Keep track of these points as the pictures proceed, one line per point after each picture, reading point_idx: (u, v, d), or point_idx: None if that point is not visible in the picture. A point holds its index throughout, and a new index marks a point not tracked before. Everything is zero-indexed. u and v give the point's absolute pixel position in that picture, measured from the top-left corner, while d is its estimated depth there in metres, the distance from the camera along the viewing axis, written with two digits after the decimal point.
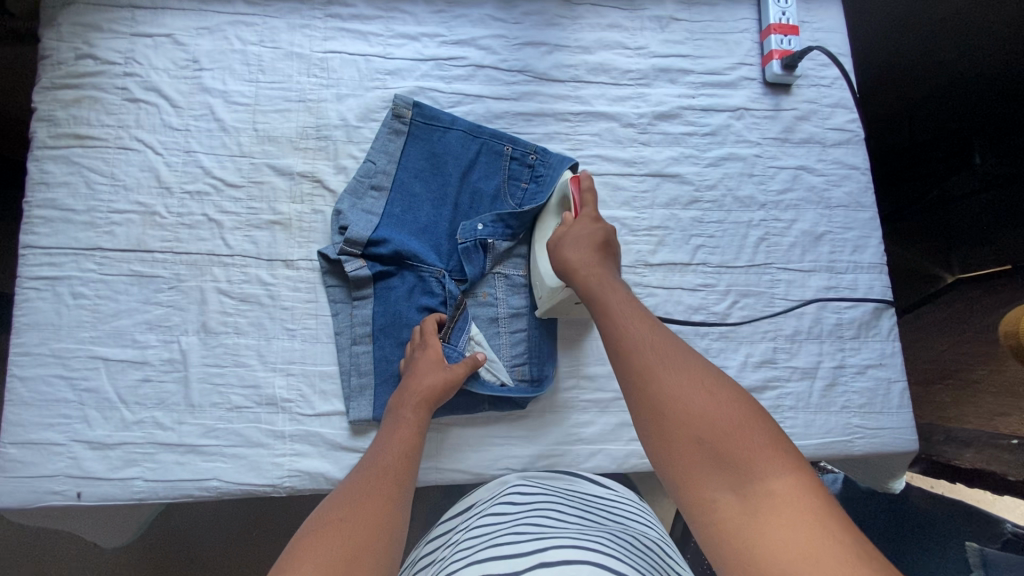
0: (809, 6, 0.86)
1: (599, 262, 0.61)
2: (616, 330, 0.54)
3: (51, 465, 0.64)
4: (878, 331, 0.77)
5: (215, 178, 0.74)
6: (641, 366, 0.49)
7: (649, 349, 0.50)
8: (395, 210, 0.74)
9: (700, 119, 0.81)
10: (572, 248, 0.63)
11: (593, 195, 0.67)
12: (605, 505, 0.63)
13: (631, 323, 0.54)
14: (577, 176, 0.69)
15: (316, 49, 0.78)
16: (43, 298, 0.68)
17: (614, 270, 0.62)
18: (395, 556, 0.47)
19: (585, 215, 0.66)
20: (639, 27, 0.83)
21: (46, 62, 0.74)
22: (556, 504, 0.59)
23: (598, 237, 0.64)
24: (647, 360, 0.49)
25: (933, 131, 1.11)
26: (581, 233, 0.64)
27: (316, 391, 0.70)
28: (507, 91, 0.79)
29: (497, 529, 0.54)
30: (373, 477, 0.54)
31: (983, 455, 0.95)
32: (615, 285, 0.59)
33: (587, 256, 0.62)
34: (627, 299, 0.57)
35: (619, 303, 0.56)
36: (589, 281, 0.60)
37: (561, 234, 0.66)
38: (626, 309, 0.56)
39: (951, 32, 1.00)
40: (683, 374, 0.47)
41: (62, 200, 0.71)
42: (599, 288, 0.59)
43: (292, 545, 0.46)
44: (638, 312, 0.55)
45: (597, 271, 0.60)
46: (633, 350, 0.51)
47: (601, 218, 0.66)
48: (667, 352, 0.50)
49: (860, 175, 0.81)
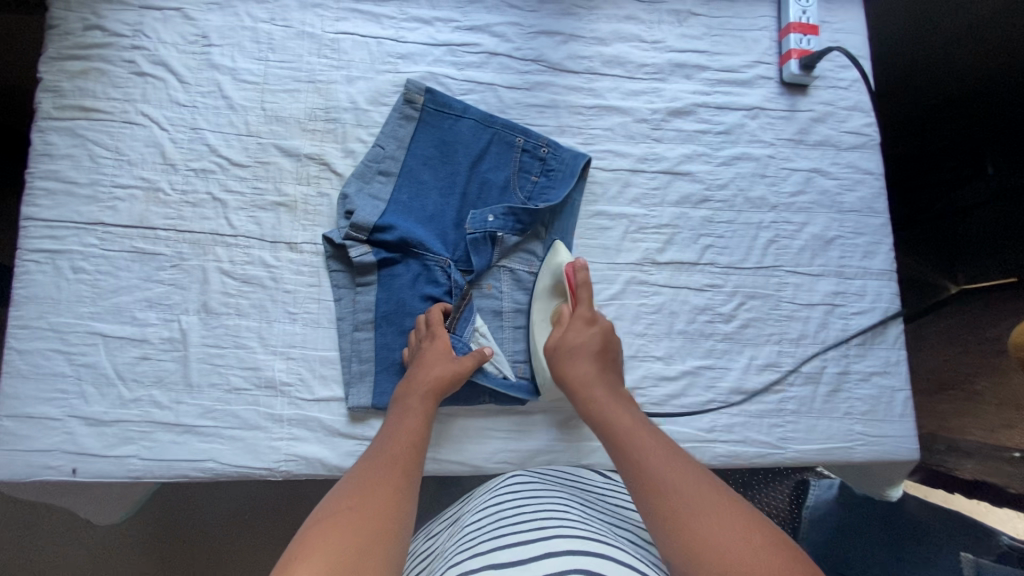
0: (830, 6, 0.84)
1: (604, 385, 0.62)
2: (636, 471, 0.53)
3: (46, 440, 0.64)
4: (884, 338, 0.76)
5: (221, 157, 0.73)
6: (669, 513, 0.48)
7: (674, 493, 0.49)
8: (402, 197, 0.74)
9: (715, 117, 0.80)
10: (572, 362, 0.63)
11: (587, 288, 0.67)
12: (609, 499, 0.63)
13: (648, 456, 0.54)
14: (574, 262, 0.67)
15: (328, 29, 0.77)
16: (43, 271, 0.68)
17: (615, 384, 0.64)
18: (400, 541, 0.47)
19: (580, 316, 0.66)
20: (656, 20, 0.82)
21: (53, 32, 0.72)
22: (561, 496, 0.59)
23: (597, 344, 0.65)
24: (674, 507, 0.48)
25: (943, 141, 1.10)
26: (578, 339, 0.64)
27: (315, 375, 0.69)
28: (519, 80, 0.78)
29: (502, 519, 0.54)
30: (380, 466, 0.54)
31: (985, 466, 0.98)
32: (627, 416, 0.59)
33: (590, 375, 0.63)
34: (639, 428, 0.58)
35: (634, 436, 0.57)
36: (600, 412, 0.61)
37: (557, 340, 0.66)
38: (643, 445, 0.55)
39: (973, 41, 0.99)
40: (713, 517, 0.47)
41: (65, 172, 0.70)
42: (609, 414, 0.60)
43: (300, 535, 0.46)
44: (651, 442, 0.56)
45: (598, 392, 0.62)
46: (659, 493, 0.50)
47: (596, 316, 0.66)
48: (693, 492, 0.49)
49: (874, 180, 0.80)
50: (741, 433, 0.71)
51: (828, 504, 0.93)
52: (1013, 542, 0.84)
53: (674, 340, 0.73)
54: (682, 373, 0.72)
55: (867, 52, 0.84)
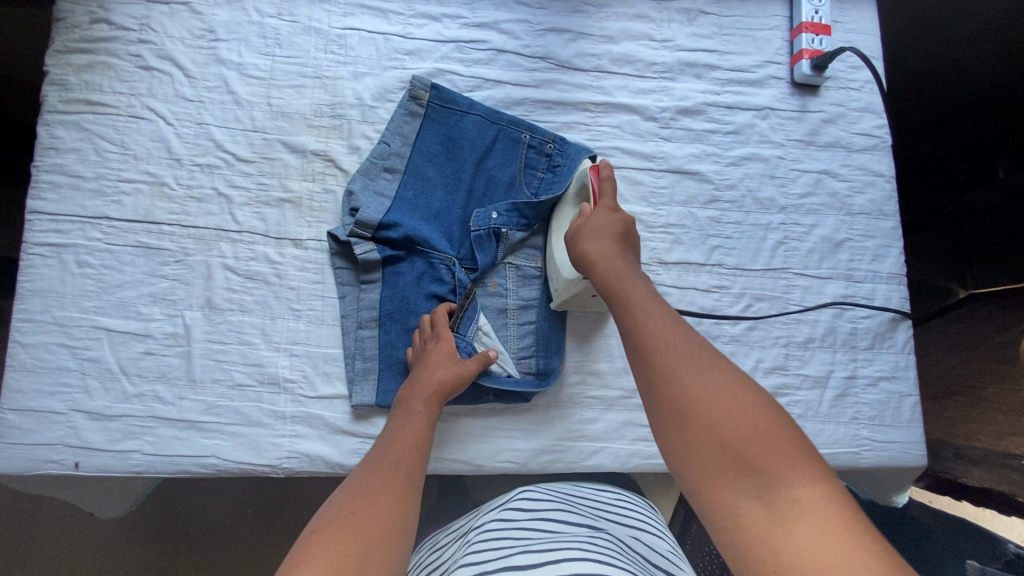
0: (842, 6, 0.83)
1: (620, 257, 0.59)
2: (636, 328, 0.51)
3: (50, 434, 0.64)
4: (893, 342, 0.75)
5: (227, 152, 0.72)
6: (663, 367, 0.47)
7: (673, 351, 0.48)
8: (408, 194, 0.73)
9: (724, 117, 0.79)
10: (591, 241, 0.60)
11: (611, 183, 0.64)
12: (615, 515, 0.63)
13: (652, 321, 0.51)
14: (596, 164, 0.66)
15: (335, 25, 0.76)
16: (48, 265, 0.67)
17: (633, 259, 0.60)
18: (405, 556, 0.47)
19: (603, 205, 0.63)
20: (666, 19, 0.81)
21: (60, 26, 0.72)
22: (568, 516, 0.59)
23: (617, 228, 0.61)
24: (669, 362, 0.47)
25: (953, 143, 1.09)
26: (600, 224, 0.61)
27: (319, 372, 0.69)
28: (527, 78, 0.78)
29: (509, 539, 0.54)
30: (384, 471, 0.54)
31: (992, 474, 0.95)
32: (636, 282, 0.56)
33: (608, 249, 0.59)
34: (650, 295, 0.54)
35: (638, 302, 0.54)
36: (609, 280, 0.57)
37: (579, 225, 0.63)
38: (648, 308, 0.53)
39: (983, 39, 0.97)
40: (707, 376, 0.45)
41: (70, 166, 0.70)
42: (617, 282, 0.56)
43: (299, 543, 0.45)
44: (660, 309, 0.52)
45: (614, 263, 0.58)
46: (656, 347, 0.48)
47: (620, 207, 0.63)
48: (691, 353, 0.47)
49: (884, 183, 0.79)
50: None
51: None
52: (1019, 551, 0.82)
53: None
54: None
55: (879, 52, 0.83)
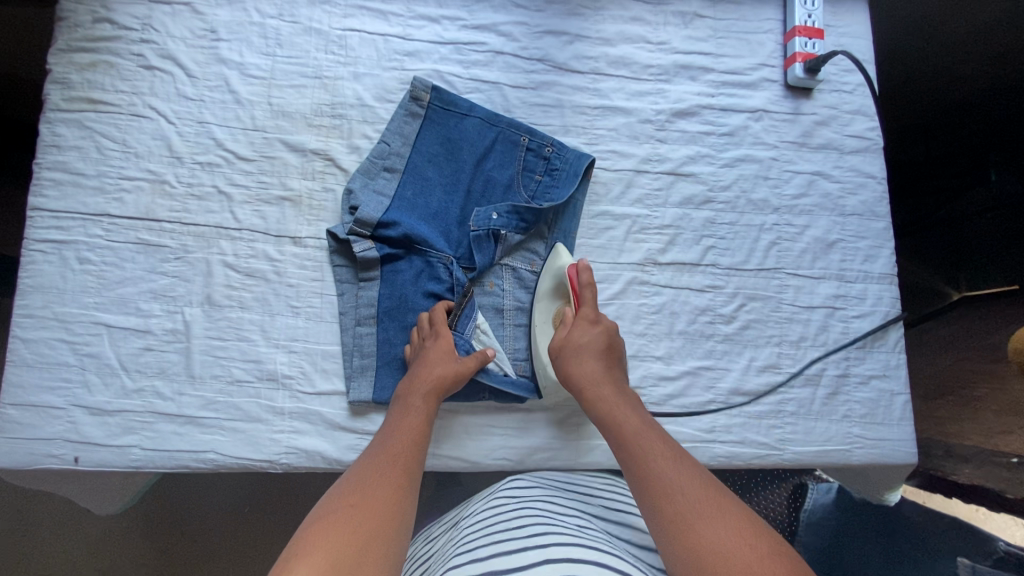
0: (835, 10, 0.84)
1: (610, 380, 0.63)
2: (642, 468, 0.54)
3: (49, 428, 0.64)
4: (884, 341, 0.76)
5: (227, 151, 0.73)
6: (674, 512, 0.49)
7: (680, 494, 0.51)
8: (407, 193, 0.74)
9: (718, 118, 0.80)
10: (577, 359, 0.64)
11: (591, 289, 0.68)
12: (607, 501, 0.64)
13: (654, 461, 0.54)
14: (574, 266, 0.69)
15: (335, 26, 0.77)
16: (49, 261, 0.68)
17: (620, 379, 0.64)
18: (400, 543, 0.48)
19: (584, 316, 0.66)
20: (662, 22, 0.82)
21: (63, 24, 0.73)
22: (559, 504, 0.60)
23: (602, 342, 0.65)
24: (679, 507, 0.49)
25: (945, 148, 1.11)
26: (583, 339, 0.65)
27: (317, 369, 0.70)
28: (525, 80, 0.79)
29: (500, 525, 0.55)
30: (381, 464, 0.54)
31: (982, 471, 0.92)
32: (635, 414, 0.60)
33: (596, 371, 0.63)
34: (645, 430, 0.58)
35: (638, 436, 0.57)
36: (606, 408, 0.61)
37: (563, 339, 0.67)
38: (651, 445, 0.56)
39: (970, 46, 1.00)
40: (716, 519, 0.48)
41: (72, 164, 0.70)
42: (613, 415, 0.60)
43: (298, 533, 0.46)
44: (659, 446, 0.56)
45: (606, 392, 0.62)
46: (664, 492, 0.51)
47: (600, 317, 0.67)
48: (697, 495, 0.50)
49: (876, 185, 0.81)
50: (740, 434, 0.71)
51: (825, 508, 0.96)
52: (1010, 549, 0.80)
53: (674, 340, 0.74)
54: (683, 374, 0.73)
55: (871, 56, 0.85)
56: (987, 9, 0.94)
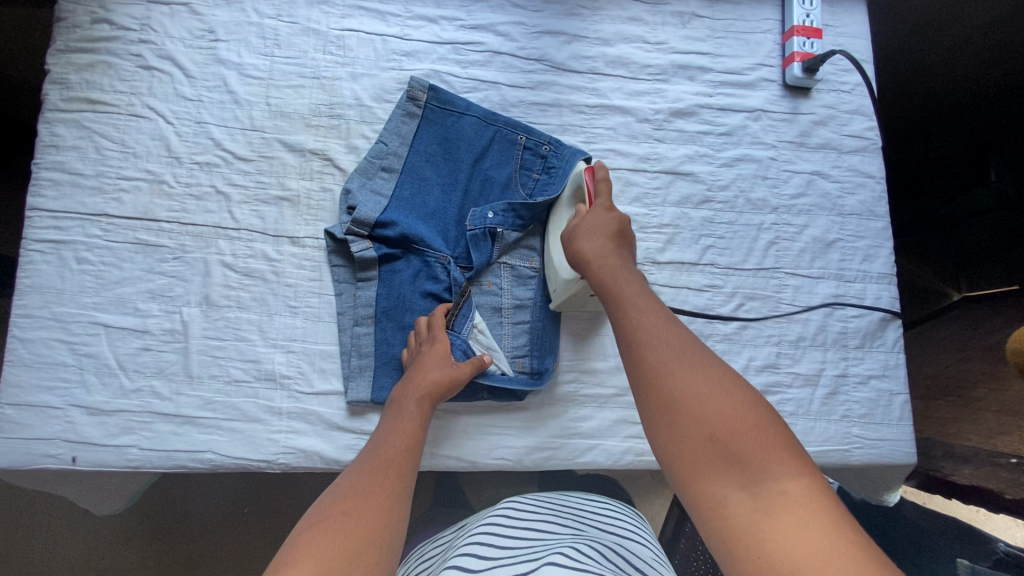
0: (834, 10, 0.84)
1: (615, 255, 0.59)
2: (630, 323, 0.51)
3: (46, 428, 0.64)
4: (883, 341, 0.76)
5: (226, 151, 0.73)
6: (655, 360, 0.47)
7: (664, 346, 0.48)
8: (404, 193, 0.74)
9: (717, 118, 0.80)
10: (587, 239, 0.61)
11: (607, 184, 0.66)
12: (603, 522, 0.64)
13: (647, 317, 0.51)
14: (592, 166, 0.68)
15: (333, 26, 0.78)
16: (47, 261, 0.68)
17: (627, 257, 0.60)
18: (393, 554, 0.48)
19: (598, 205, 0.64)
20: (659, 22, 0.82)
21: (61, 25, 0.73)
22: (555, 527, 0.60)
23: (612, 226, 0.62)
24: (661, 356, 0.47)
25: (941, 149, 1.12)
26: (595, 223, 0.62)
27: (315, 369, 0.70)
28: (523, 79, 0.79)
29: (497, 548, 0.55)
30: (374, 469, 0.54)
31: (982, 472, 0.93)
32: (633, 281, 0.56)
33: (602, 247, 0.60)
34: (644, 294, 0.55)
35: (632, 296, 0.54)
36: (605, 276, 0.58)
37: (575, 224, 0.64)
38: (644, 306, 0.53)
39: (970, 48, 1.00)
40: (697, 370, 0.46)
41: (71, 164, 0.70)
42: (611, 279, 0.57)
43: (290, 540, 0.46)
44: (655, 309, 0.53)
45: (609, 262, 0.59)
46: (648, 343, 0.49)
47: (615, 207, 0.64)
48: (682, 349, 0.48)
49: (875, 184, 0.81)
50: None
51: None
52: (1009, 550, 0.82)
53: None
54: None
55: (870, 55, 0.85)
56: (990, 11, 0.94)
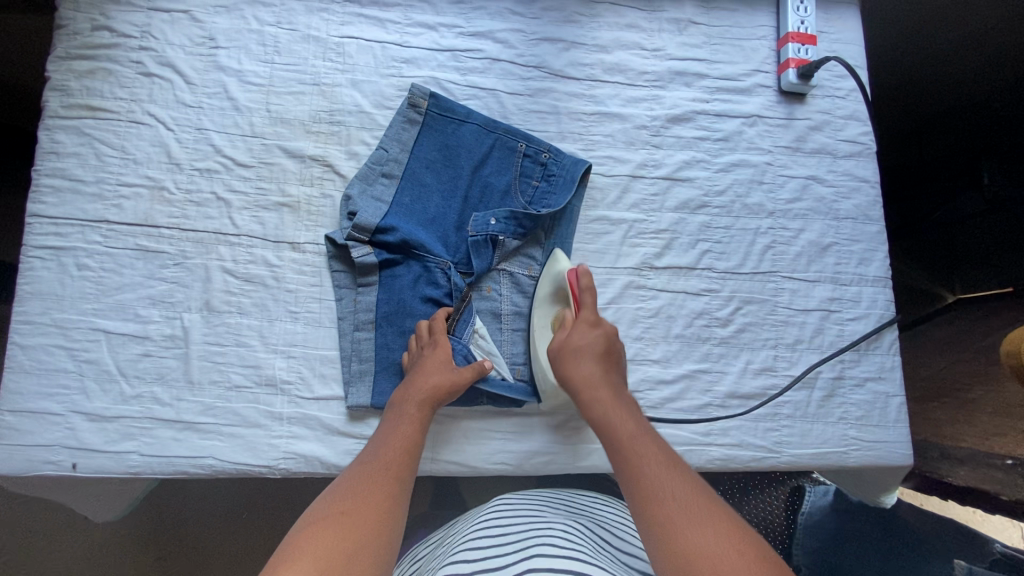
0: (828, 17, 0.85)
1: (608, 385, 0.63)
2: (631, 467, 0.54)
3: (47, 435, 0.64)
4: (879, 344, 0.77)
5: (226, 157, 0.74)
6: (663, 514, 0.49)
7: (666, 492, 0.51)
8: (405, 199, 0.74)
9: (713, 124, 0.81)
10: (575, 362, 0.64)
11: (592, 293, 0.68)
12: (597, 513, 0.66)
13: (648, 463, 0.54)
14: (575, 269, 0.70)
15: (333, 33, 0.78)
16: (47, 267, 0.68)
17: (620, 386, 0.64)
18: (392, 550, 0.49)
19: (584, 318, 0.67)
20: (656, 29, 0.83)
21: (62, 32, 0.73)
22: (549, 518, 0.62)
23: (600, 346, 0.65)
24: (668, 509, 0.49)
25: (938, 152, 1.12)
26: (584, 341, 0.65)
27: (315, 374, 0.70)
28: (522, 86, 0.79)
29: (492, 539, 0.57)
30: (373, 471, 0.55)
31: (978, 473, 0.99)
32: (633, 424, 0.59)
33: (592, 373, 0.63)
34: (643, 434, 0.58)
35: (631, 436, 0.58)
36: (601, 410, 0.61)
37: (563, 339, 0.67)
38: (646, 452, 0.55)
39: (970, 53, 1.00)
40: (704, 522, 0.47)
41: (71, 170, 0.71)
42: (610, 417, 0.60)
43: (287, 540, 0.47)
44: (654, 448, 0.56)
45: (602, 395, 0.62)
46: (654, 495, 0.51)
47: (600, 320, 0.67)
48: (689, 501, 0.50)
49: (869, 189, 0.81)
50: (737, 436, 0.72)
51: (822, 510, 0.94)
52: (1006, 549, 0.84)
53: (671, 344, 0.74)
54: (679, 377, 0.73)
55: (864, 62, 0.86)
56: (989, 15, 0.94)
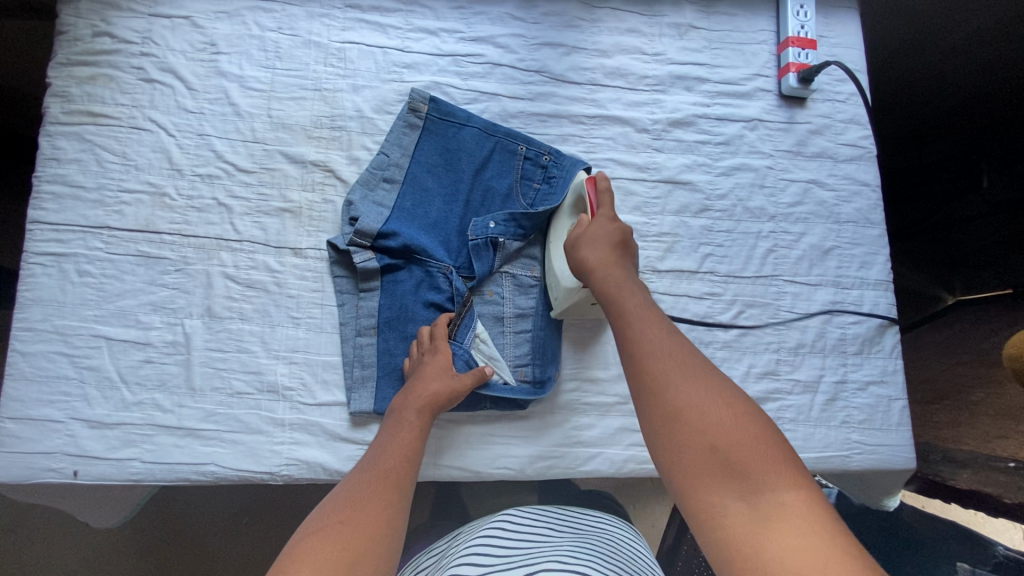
0: (827, 21, 0.86)
1: (616, 263, 0.61)
2: (632, 334, 0.53)
3: (48, 442, 0.64)
4: (881, 347, 0.77)
5: (227, 163, 0.74)
6: (655, 375, 0.49)
7: (664, 357, 0.50)
8: (406, 204, 0.74)
9: (714, 128, 0.81)
10: (589, 248, 0.63)
11: (609, 195, 0.67)
12: (597, 529, 0.66)
13: (650, 331, 0.53)
14: (593, 177, 0.69)
15: (334, 38, 0.78)
16: (48, 274, 0.68)
17: (629, 266, 0.62)
18: (392, 564, 0.49)
19: (601, 215, 0.65)
20: (657, 33, 0.84)
21: (63, 38, 0.73)
22: (550, 535, 0.62)
23: (615, 238, 0.63)
24: (662, 367, 0.49)
25: (938, 154, 1.13)
26: (600, 233, 0.64)
27: (318, 380, 0.70)
28: (523, 91, 0.79)
29: (493, 554, 0.57)
30: (373, 479, 0.55)
31: (980, 476, 0.92)
32: (634, 293, 0.58)
33: (603, 255, 0.62)
34: (646, 305, 0.56)
35: (634, 307, 0.56)
36: (607, 284, 0.60)
37: (579, 233, 0.65)
38: (646, 318, 0.54)
39: (967, 53, 0.99)
40: (695, 382, 0.48)
41: (72, 176, 0.71)
42: (615, 289, 0.59)
43: (288, 549, 0.47)
44: (657, 319, 0.54)
45: (609, 272, 0.60)
46: (649, 356, 0.51)
47: (618, 217, 0.66)
48: (682, 360, 0.50)
49: (870, 192, 0.82)
50: None
51: None
52: (1009, 553, 0.81)
53: None
54: None
55: (863, 65, 0.86)
56: (985, 16, 0.94)
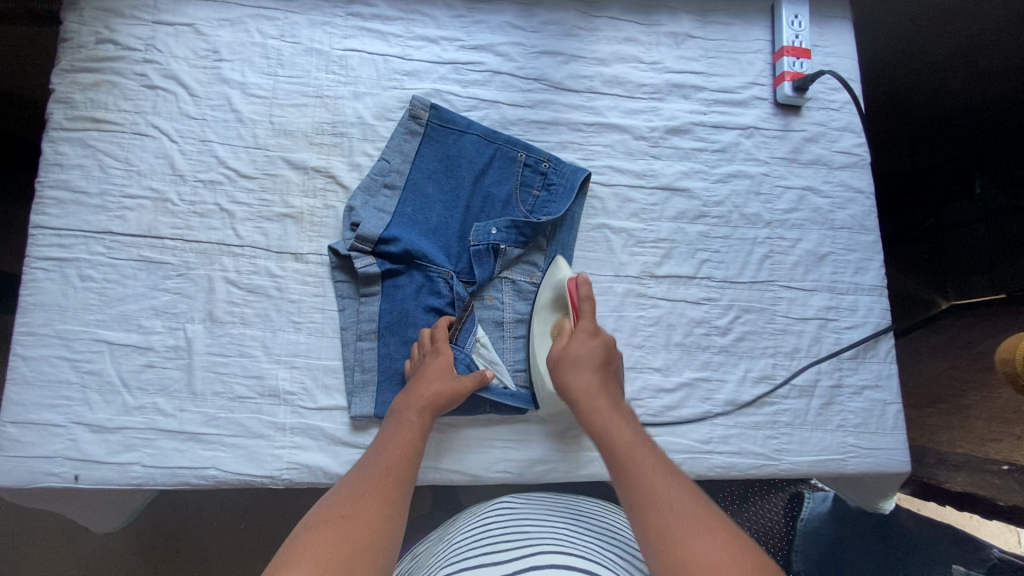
0: (821, 31, 0.87)
1: (604, 395, 0.63)
2: (630, 478, 0.55)
3: (49, 446, 0.64)
4: (876, 352, 0.78)
5: (229, 169, 0.74)
6: (659, 522, 0.50)
7: (665, 504, 0.51)
8: (407, 209, 0.75)
9: (711, 135, 0.83)
10: (574, 372, 0.64)
11: (591, 302, 0.68)
12: (595, 513, 0.67)
13: (648, 474, 0.55)
14: (574, 278, 0.69)
15: (336, 46, 0.79)
16: (50, 279, 0.69)
17: (616, 394, 0.64)
18: (392, 549, 0.49)
19: (582, 328, 0.67)
20: (654, 42, 0.85)
21: (67, 45, 0.74)
22: (548, 518, 0.63)
23: (598, 356, 0.65)
24: (664, 518, 0.50)
25: (933, 160, 1.14)
26: (580, 352, 0.65)
27: (318, 384, 0.70)
28: (522, 98, 0.80)
29: (490, 538, 0.57)
30: (373, 475, 0.56)
31: (974, 479, 0.95)
32: (627, 430, 0.60)
33: (590, 383, 0.64)
34: (641, 444, 0.58)
35: (630, 446, 0.58)
36: (599, 420, 0.62)
37: (560, 352, 0.67)
38: (641, 457, 0.57)
39: (958, 62, 1.01)
40: (701, 528, 0.48)
41: (75, 182, 0.71)
42: (608, 429, 0.61)
43: (289, 541, 0.48)
44: (653, 460, 0.56)
45: (599, 405, 0.63)
46: (651, 502, 0.52)
47: (597, 330, 0.67)
48: (683, 506, 0.51)
49: (864, 199, 0.83)
50: (737, 444, 0.73)
51: (822, 517, 0.97)
52: (1003, 555, 0.82)
53: (671, 352, 0.75)
54: (680, 385, 0.74)
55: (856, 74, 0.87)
56: (974, 25, 0.96)
